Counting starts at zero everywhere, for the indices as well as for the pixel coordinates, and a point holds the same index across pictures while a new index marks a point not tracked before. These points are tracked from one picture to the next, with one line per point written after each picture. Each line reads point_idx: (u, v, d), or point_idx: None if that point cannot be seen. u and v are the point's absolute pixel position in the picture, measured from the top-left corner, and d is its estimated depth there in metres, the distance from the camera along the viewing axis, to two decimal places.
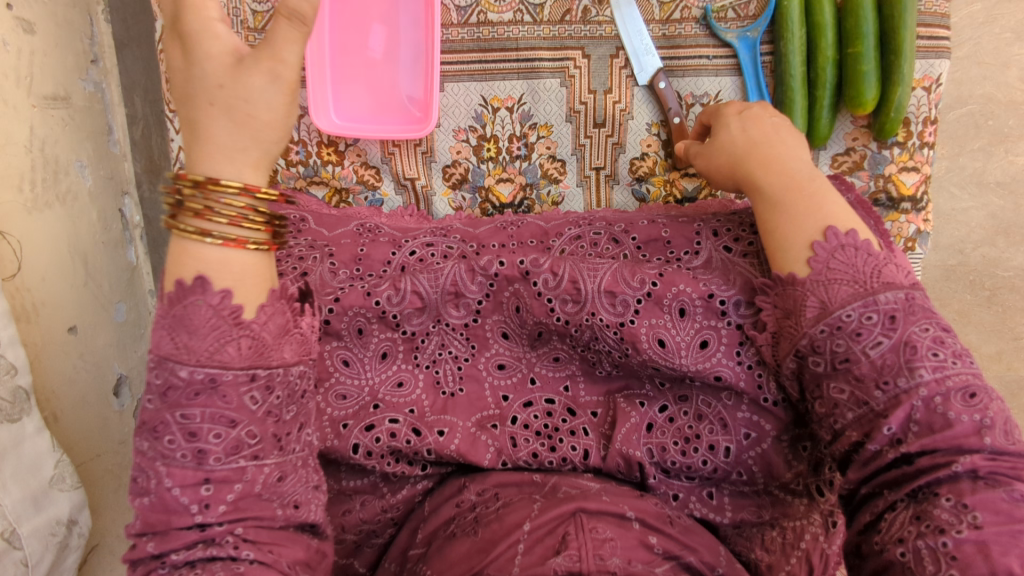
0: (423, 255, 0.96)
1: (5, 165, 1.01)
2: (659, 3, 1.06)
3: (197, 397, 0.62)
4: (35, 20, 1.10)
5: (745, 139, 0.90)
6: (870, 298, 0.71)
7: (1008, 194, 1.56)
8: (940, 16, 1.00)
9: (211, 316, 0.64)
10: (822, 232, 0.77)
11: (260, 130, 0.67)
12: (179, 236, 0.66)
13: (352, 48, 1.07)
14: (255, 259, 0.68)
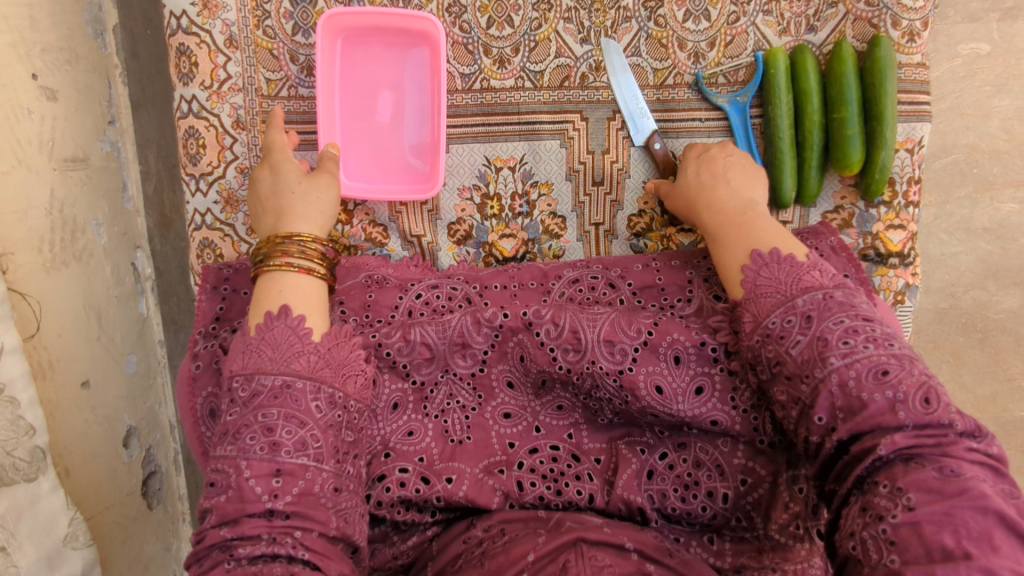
0: (429, 298, 1.01)
1: (27, 229, 1.05)
2: (654, 70, 1.12)
3: (276, 399, 0.73)
4: (57, 88, 1.15)
5: (698, 182, 1.02)
6: (789, 304, 0.77)
7: (995, 239, 1.61)
8: (919, 83, 1.06)
9: (291, 332, 0.78)
10: (747, 255, 0.86)
11: (325, 207, 0.95)
12: (268, 276, 0.84)
13: (360, 112, 1.11)
14: (320, 289, 0.86)
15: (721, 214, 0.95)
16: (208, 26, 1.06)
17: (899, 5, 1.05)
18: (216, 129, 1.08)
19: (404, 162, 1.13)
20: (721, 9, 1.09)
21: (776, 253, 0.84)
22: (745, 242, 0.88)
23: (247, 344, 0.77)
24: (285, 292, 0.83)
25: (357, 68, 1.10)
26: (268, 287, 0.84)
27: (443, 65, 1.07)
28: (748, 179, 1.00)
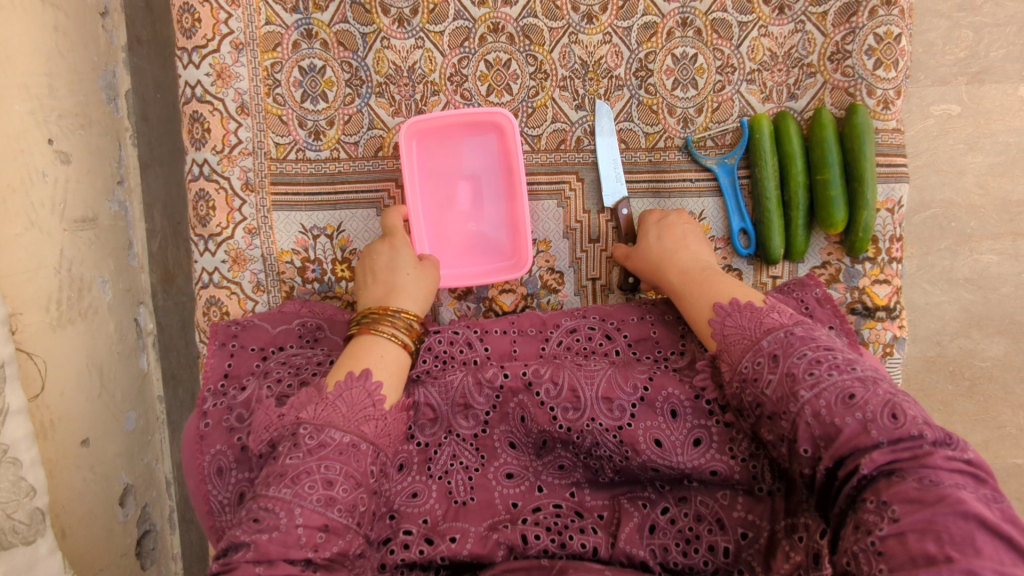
0: (431, 344, 1.07)
1: (35, 288, 1.06)
2: (645, 133, 1.18)
3: (342, 454, 0.76)
4: (71, 151, 1.19)
5: (659, 246, 1.07)
6: (755, 346, 0.81)
7: (977, 289, 1.66)
8: (896, 147, 1.12)
9: (367, 397, 0.83)
10: (711, 309, 0.91)
11: (419, 294, 1.01)
12: (365, 339, 0.91)
13: (442, 207, 1.16)
14: (401, 365, 0.91)
15: (683, 275, 1.00)
16: (221, 94, 1.11)
17: (874, 76, 1.10)
18: (225, 191, 1.12)
19: (488, 245, 1.18)
20: (708, 77, 1.16)
21: (736, 302, 0.89)
22: (708, 294, 0.94)
23: (322, 397, 0.81)
24: (375, 360, 0.89)
25: (432, 164, 1.15)
26: (363, 348, 0.90)
27: (514, 147, 1.12)
28: (696, 241, 1.07)
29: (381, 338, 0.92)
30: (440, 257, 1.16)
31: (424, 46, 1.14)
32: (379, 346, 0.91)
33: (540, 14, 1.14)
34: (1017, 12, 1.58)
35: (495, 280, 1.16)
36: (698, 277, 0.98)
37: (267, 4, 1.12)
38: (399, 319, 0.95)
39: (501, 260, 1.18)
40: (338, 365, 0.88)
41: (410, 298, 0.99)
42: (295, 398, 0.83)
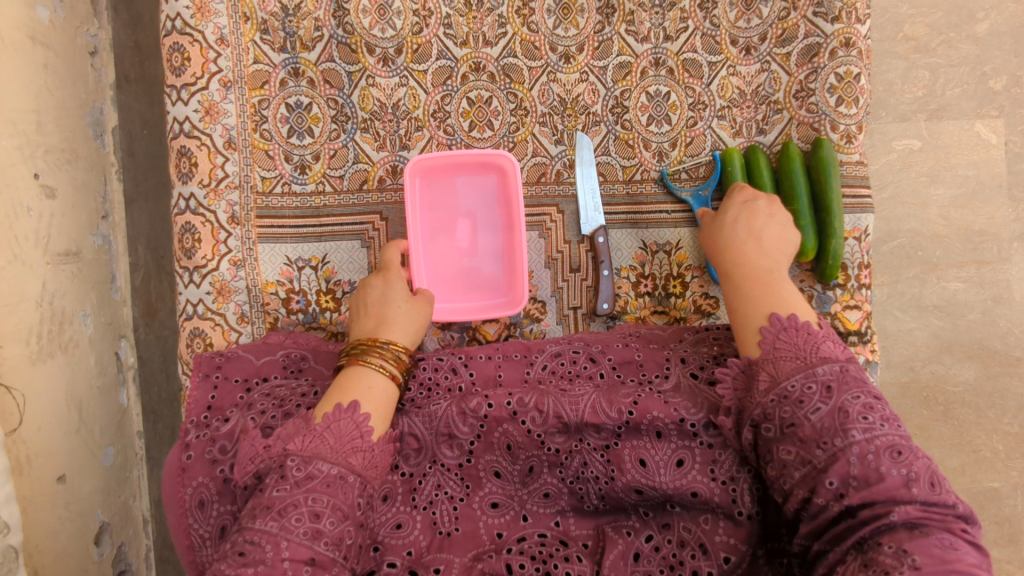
0: (418, 372, 1.09)
1: (17, 322, 1.06)
2: (623, 167, 1.22)
3: (330, 486, 0.78)
4: (57, 186, 1.20)
5: (733, 232, 1.05)
6: (809, 369, 0.83)
7: (945, 316, 1.72)
8: (861, 178, 1.17)
9: (355, 428, 0.84)
10: (766, 318, 0.92)
11: (410, 325, 1.02)
12: (355, 370, 0.92)
13: (441, 242, 1.19)
14: (390, 396, 0.92)
15: (752, 271, 0.99)
16: (209, 130, 1.13)
17: (836, 111, 1.16)
18: (211, 224, 1.13)
19: (486, 281, 1.21)
20: (681, 113, 1.21)
21: (794, 321, 0.90)
22: (766, 304, 0.94)
23: (310, 428, 0.82)
24: (365, 391, 0.89)
25: (434, 202, 1.19)
26: (352, 379, 0.90)
27: (515, 187, 1.16)
28: (777, 240, 1.04)
29: (370, 369, 0.92)
30: (438, 291, 1.19)
31: (408, 84, 1.19)
32: (370, 377, 0.91)
33: (519, 54, 1.19)
34: (968, 54, 1.68)
35: (491, 315, 1.18)
36: (766, 281, 0.98)
37: (255, 44, 1.16)
38: (388, 351, 0.96)
39: (499, 296, 1.21)
40: (326, 397, 0.88)
41: (402, 329, 1.01)
42: (283, 428, 0.84)
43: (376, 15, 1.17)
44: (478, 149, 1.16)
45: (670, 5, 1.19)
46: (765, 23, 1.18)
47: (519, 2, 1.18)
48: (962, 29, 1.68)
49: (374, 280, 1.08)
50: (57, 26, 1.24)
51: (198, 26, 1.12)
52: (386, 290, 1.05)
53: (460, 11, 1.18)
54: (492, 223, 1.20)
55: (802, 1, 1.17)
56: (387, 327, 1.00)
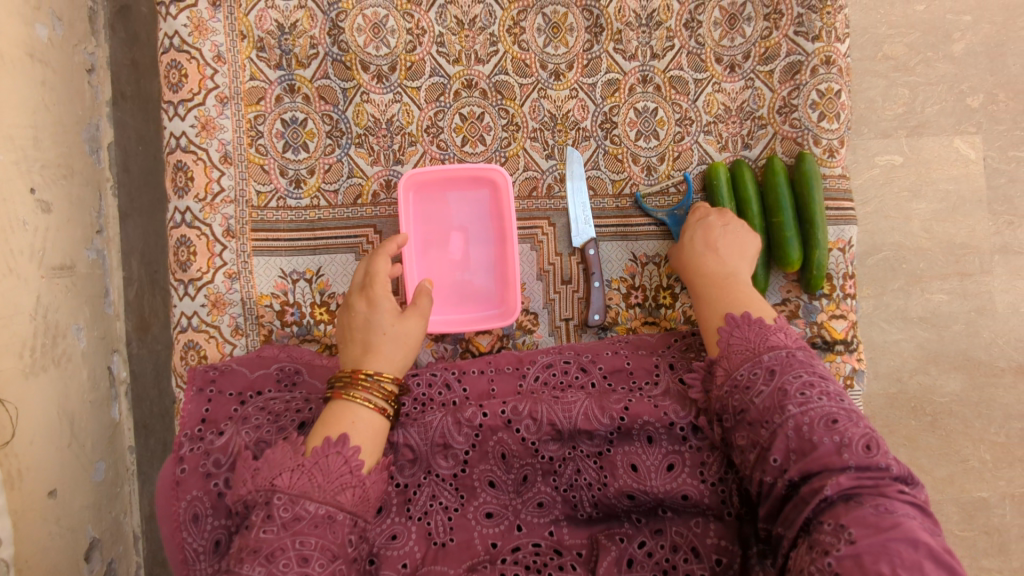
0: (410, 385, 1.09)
1: (11, 334, 1.06)
2: (612, 181, 1.24)
3: (317, 527, 0.77)
4: (52, 201, 1.21)
5: (696, 242, 1.09)
6: (756, 359, 0.87)
7: (931, 327, 1.75)
8: (843, 192, 1.20)
9: (343, 463, 0.83)
10: (723, 319, 0.95)
11: (400, 350, 0.98)
12: (342, 405, 0.90)
13: (434, 255, 1.21)
14: (379, 424, 0.91)
15: (710, 279, 1.03)
16: (205, 145, 1.15)
17: (818, 127, 1.20)
18: (206, 237, 1.14)
19: (479, 294, 1.22)
20: (668, 129, 1.24)
21: (747, 316, 0.94)
22: (726, 304, 0.98)
23: (298, 463, 0.82)
24: (352, 425, 0.88)
25: (427, 216, 1.21)
26: (338, 413, 0.89)
27: (508, 201, 1.19)
28: (738, 245, 1.07)
29: (355, 403, 0.90)
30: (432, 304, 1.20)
31: (401, 100, 1.21)
32: (356, 411, 0.90)
33: (510, 71, 1.22)
34: (946, 73, 1.74)
35: (484, 327, 1.19)
36: (726, 285, 1.01)
37: (252, 61, 1.18)
38: (374, 382, 0.93)
39: (492, 308, 1.22)
40: (315, 431, 0.87)
41: (390, 358, 0.97)
42: (271, 454, 0.83)
43: (371, 33, 1.20)
44: (471, 163, 1.19)
45: (656, 25, 1.23)
46: (748, 42, 1.22)
47: (509, 22, 1.22)
48: (939, 48, 1.74)
49: (357, 305, 1.02)
50: (55, 45, 1.26)
51: (196, 44, 1.14)
52: (371, 318, 0.99)
53: (452, 31, 1.21)
54: (485, 236, 1.22)
55: (783, 21, 1.21)
56: (373, 359, 0.96)
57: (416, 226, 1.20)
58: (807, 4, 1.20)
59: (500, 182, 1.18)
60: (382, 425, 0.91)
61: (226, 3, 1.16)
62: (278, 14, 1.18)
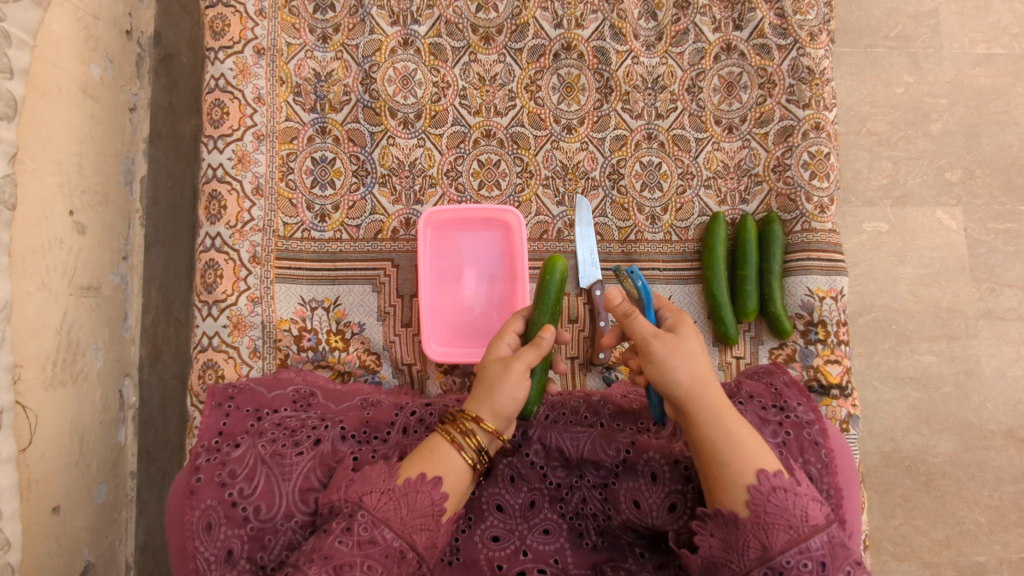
0: (423, 415, 1.05)
1: (38, 346, 1.09)
2: (618, 227, 1.32)
3: (387, 558, 0.77)
4: (87, 224, 1.27)
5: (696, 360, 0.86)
6: (805, 544, 0.71)
7: (921, 387, 1.79)
8: (833, 244, 1.27)
9: (430, 504, 0.81)
10: (755, 473, 0.76)
11: (495, 396, 0.89)
12: (439, 439, 0.87)
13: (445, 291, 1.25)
14: (463, 471, 0.86)
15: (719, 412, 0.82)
16: (240, 176, 1.23)
17: (810, 184, 1.28)
18: (234, 262, 1.20)
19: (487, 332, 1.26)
20: (671, 181, 1.33)
21: (781, 477, 0.76)
22: (751, 455, 0.78)
23: (390, 488, 0.81)
24: (449, 466, 0.85)
25: (443, 254, 1.27)
26: (436, 449, 0.87)
27: (521, 243, 1.25)
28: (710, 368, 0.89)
29: (450, 444, 0.86)
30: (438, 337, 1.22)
31: (424, 145, 1.30)
32: (450, 450, 0.86)
33: (526, 124, 1.32)
34: (926, 149, 1.87)
35: None
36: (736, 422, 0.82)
37: (289, 104, 1.28)
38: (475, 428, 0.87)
39: None
40: (411, 459, 0.86)
41: (490, 402, 0.89)
42: (369, 472, 0.85)
43: (400, 84, 1.30)
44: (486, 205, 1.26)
45: (661, 88, 1.34)
46: (745, 107, 1.33)
47: (527, 80, 1.33)
48: (918, 127, 1.88)
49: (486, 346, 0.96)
50: (105, 84, 1.36)
51: (240, 86, 1.24)
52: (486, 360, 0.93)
53: (474, 86, 1.32)
54: (496, 274, 1.27)
55: (777, 90, 1.32)
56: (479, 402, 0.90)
57: (430, 261, 1.25)
58: (798, 76, 1.31)
59: (512, 223, 1.25)
60: (465, 476, 0.87)
61: (269, 52, 1.27)
62: (316, 63, 1.29)
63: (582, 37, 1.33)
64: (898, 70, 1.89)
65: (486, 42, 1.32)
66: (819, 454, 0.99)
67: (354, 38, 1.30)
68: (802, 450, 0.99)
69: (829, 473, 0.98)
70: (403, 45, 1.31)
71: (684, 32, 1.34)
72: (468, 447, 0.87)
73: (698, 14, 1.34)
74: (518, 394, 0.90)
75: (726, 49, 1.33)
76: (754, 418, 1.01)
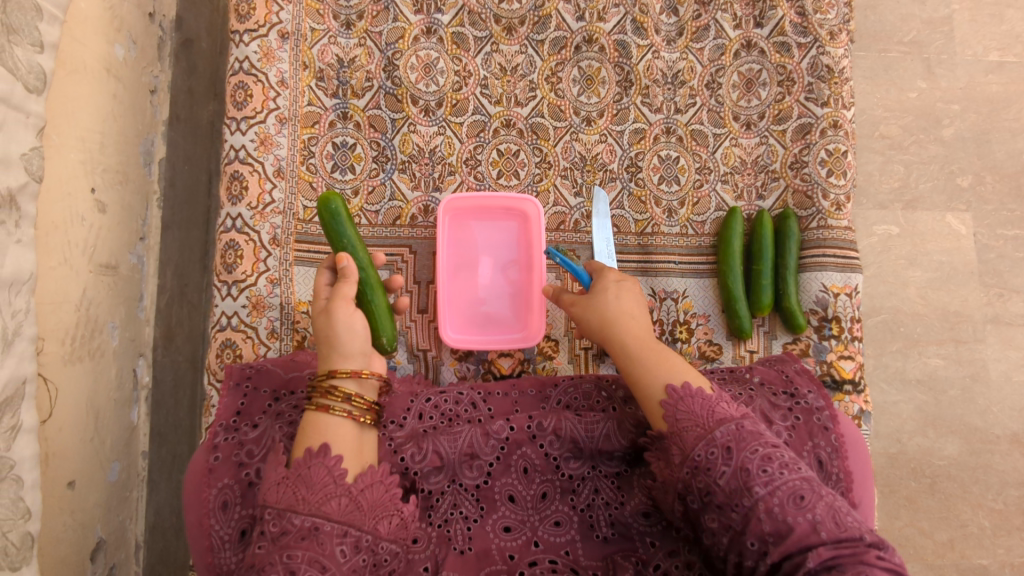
0: (437, 402, 1.15)
1: (58, 321, 1.10)
2: (635, 220, 1.33)
3: (303, 540, 0.76)
4: (108, 203, 1.28)
5: (615, 306, 1.04)
6: (709, 436, 0.80)
7: (928, 390, 1.80)
8: (848, 241, 1.28)
9: (327, 474, 0.82)
10: (662, 389, 0.88)
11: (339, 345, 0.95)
12: (312, 413, 0.90)
13: (461, 277, 1.28)
14: (340, 422, 0.89)
15: (641, 345, 0.97)
16: (262, 158, 1.23)
17: (826, 182, 1.29)
18: (254, 243, 1.21)
19: (503, 318, 1.28)
20: (689, 176, 1.34)
21: (688, 387, 0.86)
22: (662, 374, 0.90)
23: (286, 476, 0.82)
24: (330, 436, 0.87)
25: (461, 240, 1.29)
26: (315, 425, 0.89)
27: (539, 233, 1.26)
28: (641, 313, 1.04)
29: (320, 414, 0.89)
30: (456, 323, 1.25)
31: (445, 133, 1.31)
32: (323, 418, 0.89)
33: (546, 115, 1.33)
34: (937, 154, 1.88)
35: (508, 348, 1.24)
36: (655, 350, 0.95)
37: (311, 89, 1.29)
38: (336, 391, 0.91)
39: (515, 332, 1.28)
40: (298, 443, 0.87)
41: (334, 350, 0.95)
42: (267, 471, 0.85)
43: (422, 72, 1.31)
44: (505, 194, 1.28)
45: (680, 83, 1.35)
46: (764, 103, 1.34)
47: (548, 71, 1.34)
48: (931, 132, 1.89)
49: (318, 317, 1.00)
50: (128, 65, 1.36)
51: (264, 69, 1.25)
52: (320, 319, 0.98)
53: (496, 75, 1.33)
54: (512, 263, 1.29)
55: (795, 87, 1.33)
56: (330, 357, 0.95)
57: (448, 249, 1.27)
58: (817, 75, 1.32)
59: (531, 212, 1.27)
60: (351, 430, 0.90)
61: (294, 36, 1.28)
62: (340, 49, 1.30)
63: (604, 30, 1.34)
64: (912, 75, 1.91)
65: (508, 33, 1.33)
66: (829, 438, 1.01)
67: (377, 25, 1.31)
68: (812, 433, 1.01)
69: (839, 457, 1.00)
70: (426, 33, 1.32)
71: (705, 28, 1.35)
72: (336, 402, 0.90)
73: (719, 11, 1.35)
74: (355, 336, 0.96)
75: (746, 45, 1.34)
76: (766, 403, 1.04)
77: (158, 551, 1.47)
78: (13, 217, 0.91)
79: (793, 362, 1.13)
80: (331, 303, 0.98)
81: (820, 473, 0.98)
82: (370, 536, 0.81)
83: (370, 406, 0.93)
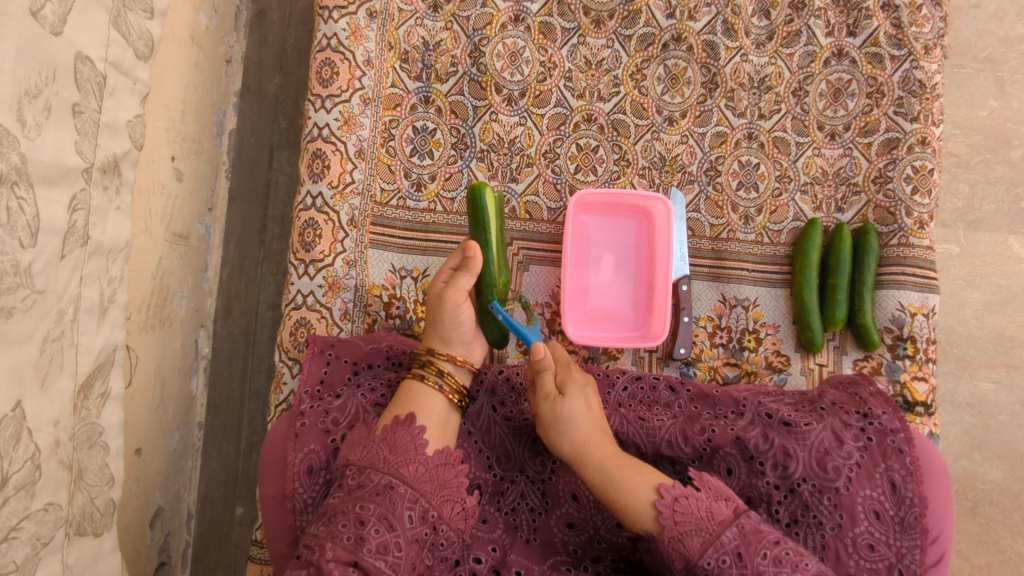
0: (509, 374, 1.12)
1: (137, 289, 1.09)
2: (711, 224, 1.32)
3: (377, 495, 0.78)
4: (184, 171, 1.27)
5: (585, 417, 0.93)
6: (717, 541, 0.75)
7: (978, 413, 1.73)
8: (928, 260, 1.25)
9: (410, 440, 0.84)
10: (655, 490, 0.83)
11: (444, 330, 1.00)
12: (409, 383, 0.95)
13: (581, 273, 1.28)
14: (438, 400, 0.93)
15: (612, 454, 0.89)
16: (344, 138, 1.24)
17: (911, 200, 1.26)
18: (333, 223, 1.22)
19: (621, 317, 1.28)
20: (768, 183, 1.32)
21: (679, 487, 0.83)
22: (644, 478, 0.85)
23: (370, 438, 0.86)
24: (421, 406, 0.90)
25: (584, 234, 1.28)
26: (410, 395, 0.92)
27: (666, 235, 1.25)
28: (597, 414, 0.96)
29: (418, 382, 0.94)
30: (575, 317, 1.26)
31: (526, 124, 1.30)
32: (417, 386, 0.94)
33: (628, 112, 1.31)
34: (1004, 175, 1.75)
35: (627, 346, 1.24)
36: (623, 457, 0.89)
37: (395, 70, 1.28)
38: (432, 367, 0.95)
39: (632, 330, 1.27)
40: (390, 410, 0.91)
41: (437, 332, 1.00)
42: (347, 439, 0.88)
43: (508, 60, 1.29)
44: (637, 192, 1.26)
45: (766, 88, 1.32)
46: (851, 114, 1.31)
47: (633, 68, 1.32)
48: (998, 152, 1.75)
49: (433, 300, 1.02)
50: (208, 34, 1.35)
51: (351, 47, 1.24)
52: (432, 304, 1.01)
53: (581, 68, 1.31)
54: (632, 263, 1.28)
55: (885, 100, 1.30)
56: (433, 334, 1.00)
57: (572, 240, 1.27)
58: (908, 89, 1.28)
59: (659, 212, 1.26)
60: (442, 404, 0.92)
61: (381, 15, 1.27)
62: (425, 32, 1.28)
63: (693, 29, 1.32)
64: (983, 93, 1.76)
65: (596, 25, 1.31)
66: (904, 460, 0.98)
67: (464, 9, 1.29)
68: (886, 455, 0.98)
69: (914, 480, 0.97)
70: (514, 21, 1.30)
71: (796, 34, 1.32)
72: (430, 374, 0.94)
73: (812, 17, 1.32)
74: (461, 322, 0.99)
75: (837, 54, 1.31)
76: (837, 422, 1.00)
77: (206, 521, 1.48)
78: (115, 183, 0.89)
79: (872, 385, 1.09)
80: (444, 290, 1.00)
81: (894, 496, 0.96)
82: (436, 513, 0.81)
83: (461, 388, 0.96)
